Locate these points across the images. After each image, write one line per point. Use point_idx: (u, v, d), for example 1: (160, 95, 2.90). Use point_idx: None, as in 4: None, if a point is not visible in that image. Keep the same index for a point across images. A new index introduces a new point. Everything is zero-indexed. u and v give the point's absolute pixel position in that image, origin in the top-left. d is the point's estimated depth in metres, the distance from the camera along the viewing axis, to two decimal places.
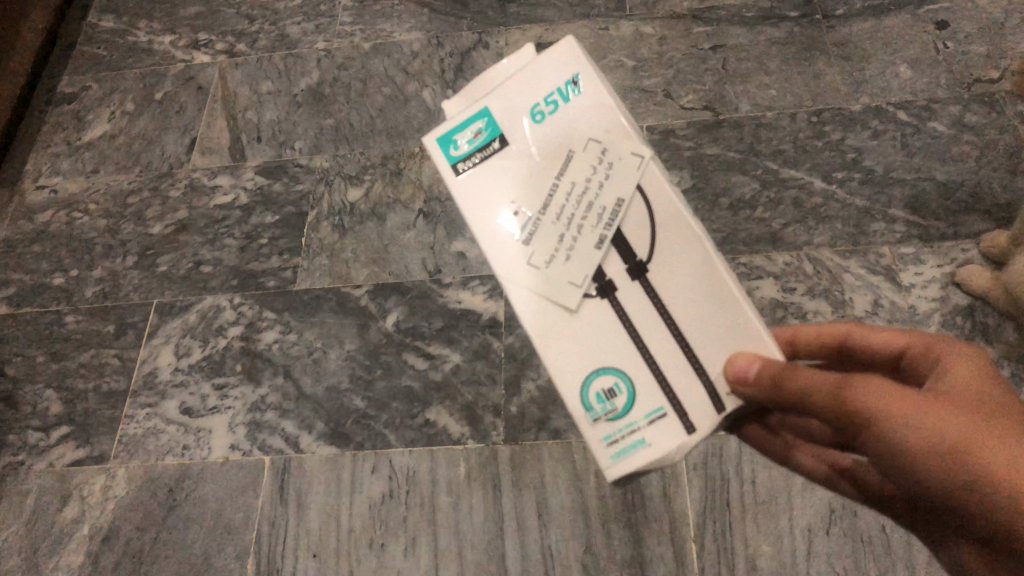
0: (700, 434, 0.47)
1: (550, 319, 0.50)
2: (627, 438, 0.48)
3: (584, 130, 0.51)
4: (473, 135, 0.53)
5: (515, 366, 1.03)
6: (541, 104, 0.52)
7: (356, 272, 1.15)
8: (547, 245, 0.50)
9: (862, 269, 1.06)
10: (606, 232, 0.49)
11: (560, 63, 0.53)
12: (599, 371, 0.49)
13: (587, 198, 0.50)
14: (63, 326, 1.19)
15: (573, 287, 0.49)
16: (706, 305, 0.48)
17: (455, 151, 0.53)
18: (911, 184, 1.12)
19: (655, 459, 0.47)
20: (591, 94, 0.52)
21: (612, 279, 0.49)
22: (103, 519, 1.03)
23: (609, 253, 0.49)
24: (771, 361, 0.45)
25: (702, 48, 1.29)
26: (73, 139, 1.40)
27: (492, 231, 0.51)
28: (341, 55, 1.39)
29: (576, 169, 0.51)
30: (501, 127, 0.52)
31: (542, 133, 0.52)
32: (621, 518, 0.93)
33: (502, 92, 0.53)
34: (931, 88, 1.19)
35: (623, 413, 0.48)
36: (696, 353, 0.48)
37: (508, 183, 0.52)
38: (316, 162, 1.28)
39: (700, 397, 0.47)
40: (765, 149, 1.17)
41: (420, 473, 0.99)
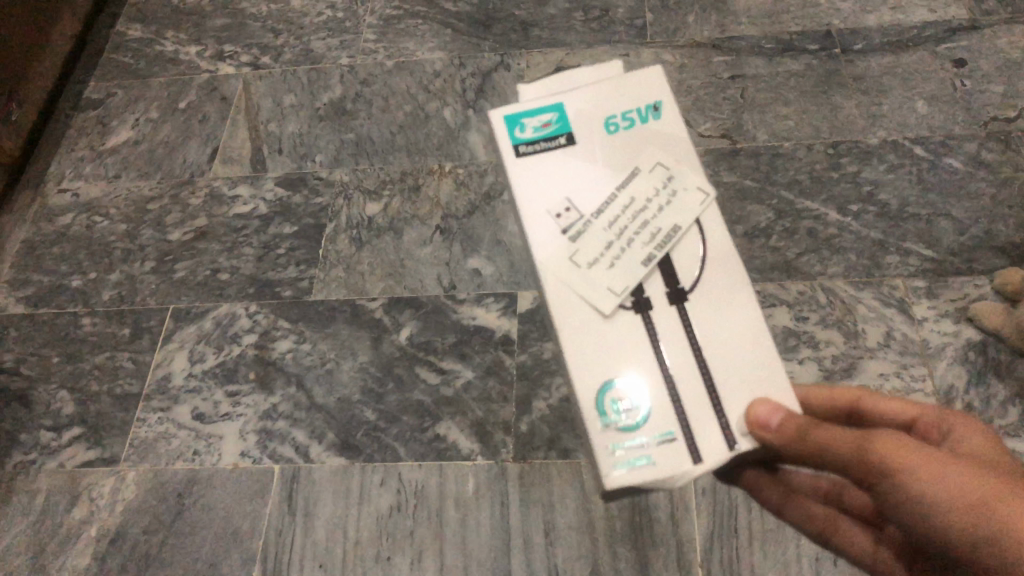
0: (703, 465, 0.54)
1: (586, 318, 0.57)
2: (634, 452, 0.54)
3: (653, 156, 0.61)
4: (544, 124, 0.63)
5: (526, 384, 1.04)
6: (618, 117, 0.63)
7: (371, 286, 1.16)
8: (593, 248, 0.58)
9: (876, 301, 1.07)
10: (655, 252, 0.58)
11: (642, 93, 0.64)
12: (620, 381, 0.55)
13: (643, 218, 0.59)
14: (80, 328, 1.20)
15: (612, 294, 0.57)
16: (735, 341, 0.56)
17: (523, 133, 0.63)
18: (926, 219, 1.12)
19: (656, 477, 0.53)
20: (665, 122, 0.63)
21: (650, 296, 0.57)
22: (111, 520, 1.03)
23: (654, 271, 0.58)
24: (793, 416, 0.52)
25: (721, 77, 1.30)
26: (97, 144, 1.42)
27: (546, 218, 0.60)
28: (364, 72, 1.41)
29: (638, 189, 0.60)
30: (572, 127, 0.63)
31: (613, 142, 0.62)
32: (628, 540, 0.93)
33: (583, 99, 0.64)
34: (948, 125, 1.20)
35: (635, 427, 0.54)
36: (718, 389, 0.55)
37: (569, 182, 0.61)
38: (335, 176, 1.29)
39: (711, 427, 0.54)
40: (781, 179, 1.18)
41: (428, 487, 0.99)
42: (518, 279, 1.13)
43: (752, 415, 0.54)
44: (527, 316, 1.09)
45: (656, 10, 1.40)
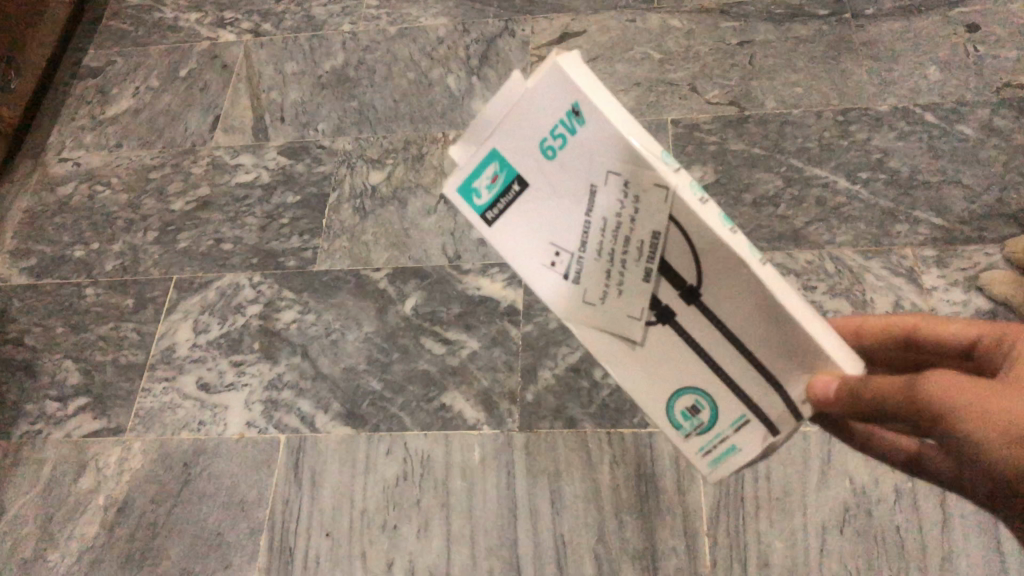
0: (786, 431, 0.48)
1: (620, 350, 0.48)
2: (719, 446, 0.49)
3: (600, 163, 0.43)
4: (492, 178, 0.46)
5: (532, 354, 1.03)
6: (548, 137, 0.43)
7: (376, 255, 1.15)
8: (596, 282, 0.46)
9: (884, 270, 1.06)
10: (651, 265, 0.44)
11: (549, 89, 0.42)
12: (677, 392, 0.49)
13: (624, 234, 0.44)
14: (83, 298, 1.19)
15: (634, 321, 0.47)
16: (765, 328, 0.45)
17: (480, 200, 0.47)
18: (936, 187, 1.11)
19: (750, 459, 0.49)
20: (596, 123, 0.42)
21: (667, 306, 0.46)
22: (119, 490, 1.03)
23: (659, 283, 0.45)
24: (846, 380, 0.44)
25: (729, 43, 1.28)
26: (97, 113, 1.40)
27: (538, 277, 0.48)
28: (366, 39, 1.39)
29: (607, 206, 0.44)
30: (516, 168, 0.45)
31: (559, 170, 0.44)
32: (635, 509, 0.93)
33: (505, 129, 0.44)
34: (959, 91, 1.18)
35: (710, 425, 0.49)
36: (768, 369, 0.46)
37: (540, 225, 0.46)
38: (338, 145, 1.28)
39: (778, 404, 0.47)
40: (790, 147, 1.17)
41: (434, 457, 0.99)
42: None
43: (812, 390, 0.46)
44: (532, 286, 1.08)
45: None
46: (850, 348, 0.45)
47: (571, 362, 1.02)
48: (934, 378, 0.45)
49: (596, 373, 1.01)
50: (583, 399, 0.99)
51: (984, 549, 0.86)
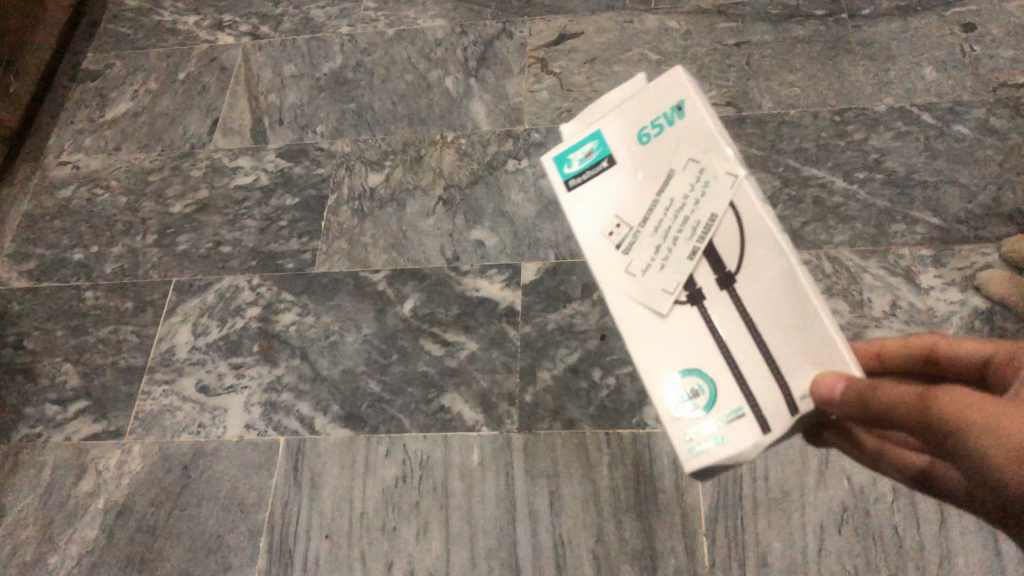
0: (775, 433, 0.50)
1: (645, 321, 0.54)
2: (706, 435, 0.51)
3: (683, 152, 0.55)
4: (587, 154, 0.59)
5: (531, 355, 1.04)
6: (647, 127, 0.57)
7: (375, 257, 1.15)
8: (643, 255, 0.55)
9: (881, 270, 1.06)
10: (698, 244, 0.53)
11: (664, 93, 0.57)
12: (684, 371, 0.53)
13: (683, 214, 0.54)
14: (83, 301, 1.20)
15: (665, 294, 0.53)
16: (788, 316, 0.52)
17: (570, 168, 0.60)
18: (933, 187, 1.11)
19: (731, 455, 0.51)
20: (692, 119, 0.56)
21: (702, 287, 0.53)
22: (118, 492, 1.03)
23: (701, 264, 0.53)
24: (853, 381, 0.48)
25: (727, 44, 1.28)
26: (96, 116, 1.41)
27: (595, 241, 0.57)
28: (364, 41, 1.39)
29: (675, 188, 0.55)
30: (610, 148, 0.58)
31: (646, 154, 0.57)
32: (633, 509, 0.93)
33: (614, 117, 0.59)
34: (956, 91, 1.19)
35: (705, 411, 0.52)
36: (777, 360, 0.51)
37: (613, 200, 0.57)
38: (337, 147, 1.28)
39: (776, 397, 0.50)
40: (787, 148, 1.17)
41: (433, 458, 0.99)
42: (522, 250, 1.12)
43: (817, 390, 0.50)
44: (530, 287, 1.08)
45: None
46: (853, 364, 0.51)
47: (569, 363, 1.02)
48: (950, 393, 0.42)
49: (595, 374, 1.01)
50: (582, 399, 1.00)
51: (981, 548, 0.86)
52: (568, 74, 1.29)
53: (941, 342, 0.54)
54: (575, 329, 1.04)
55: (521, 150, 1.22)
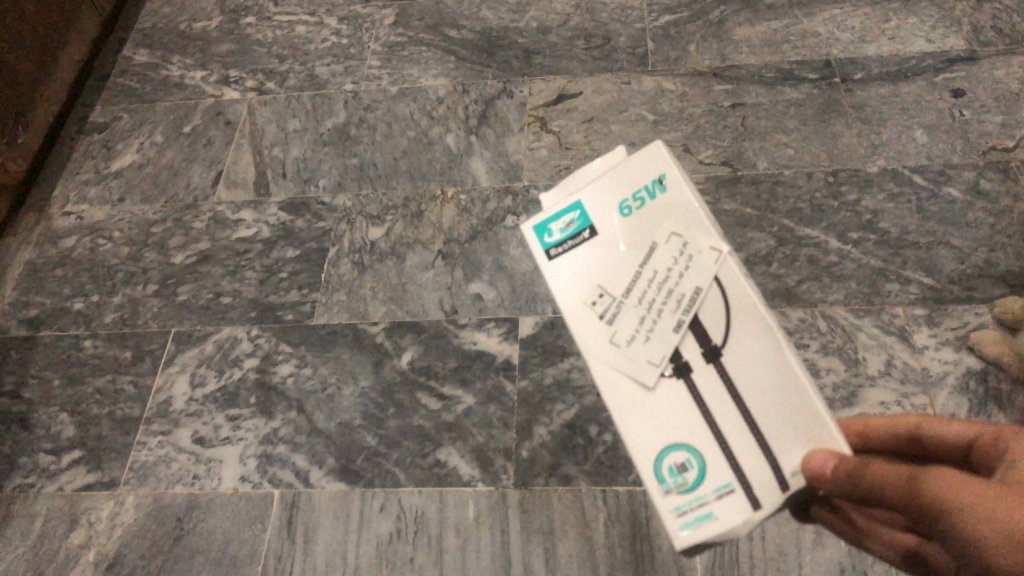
0: (766, 509, 0.50)
1: (629, 393, 0.53)
2: (696, 510, 0.51)
3: (667, 225, 0.56)
4: (567, 224, 0.59)
5: (527, 410, 1.04)
6: (629, 200, 0.58)
7: (374, 310, 1.16)
8: (628, 326, 0.54)
9: (876, 329, 1.07)
10: (684, 316, 0.53)
11: (646, 166, 0.58)
12: (671, 446, 0.52)
13: (668, 286, 0.54)
14: (81, 351, 1.20)
15: (652, 366, 0.53)
16: (775, 390, 0.52)
17: (549, 238, 0.59)
18: (926, 247, 1.13)
19: (722, 531, 0.50)
20: (675, 194, 0.57)
21: (688, 360, 0.53)
22: (110, 545, 1.02)
23: (687, 337, 0.53)
24: (845, 458, 0.49)
25: (722, 105, 1.31)
26: (101, 168, 1.43)
27: (580, 310, 0.56)
28: (367, 98, 1.42)
29: (659, 260, 0.55)
30: (592, 219, 0.58)
31: (629, 226, 0.57)
32: (629, 568, 0.92)
33: (595, 188, 0.59)
34: (946, 154, 1.21)
35: (694, 486, 0.51)
36: (767, 437, 0.51)
37: (597, 270, 0.57)
38: (338, 201, 1.30)
39: (764, 471, 0.51)
40: (781, 207, 1.19)
41: (428, 513, 0.99)
42: (520, 304, 1.13)
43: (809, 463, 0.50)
44: (528, 341, 1.09)
45: (658, 39, 1.42)
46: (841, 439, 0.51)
47: (566, 419, 1.02)
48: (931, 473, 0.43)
49: (592, 430, 1.01)
50: (578, 455, 1.00)
51: None
52: (567, 132, 1.32)
53: (926, 421, 0.55)
54: (572, 385, 1.05)
55: (520, 206, 1.24)
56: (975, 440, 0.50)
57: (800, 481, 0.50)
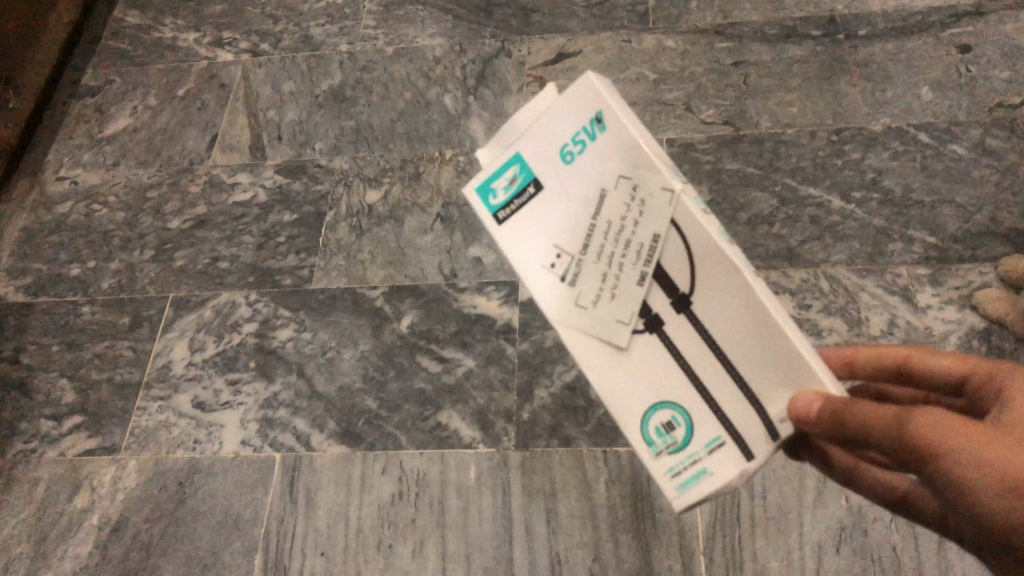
0: (760, 461, 0.45)
1: (603, 358, 0.49)
2: (689, 469, 0.47)
3: (615, 167, 0.49)
4: (509, 181, 0.53)
5: (528, 372, 1.04)
6: (570, 143, 0.51)
7: (372, 274, 1.15)
8: (591, 284, 0.50)
9: (878, 289, 1.06)
10: (646, 268, 0.48)
11: (582, 102, 0.51)
12: (656, 406, 0.48)
13: (625, 236, 0.49)
14: (79, 317, 1.19)
15: (621, 325, 0.48)
16: (751, 338, 0.45)
17: (494, 199, 0.54)
18: (930, 206, 1.12)
19: (718, 489, 0.46)
20: (616, 128, 0.49)
21: (657, 313, 0.47)
22: (112, 509, 1.02)
23: (653, 288, 0.48)
24: (832, 399, 0.43)
25: (724, 63, 1.29)
26: (95, 132, 1.41)
27: (538, 273, 0.52)
28: (363, 59, 1.40)
29: (610, 209, 0.49)
30: (534, 173, 0.52)
31: (575, 174, 0.51)
32: (631, 528, 0.92)
33: (532, 136, 0.52)
34: (952, 111, 1.19)
35: (684, 445, 0.47)
36: (752, 388, 0.46)
37: (549, 227, 0.52)
38: (335, 164, 1.28)
39: (754, 425, 0.45)
40: (784, 167, 1.18)
41: (430, 475, 0.99)
42: None
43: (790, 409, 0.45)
44: (528, 304, 1.08)
45: None
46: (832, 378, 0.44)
47: (567, 380, 1.02)
48: (926, 414, 0.41)
49: (592, 391, 1.01)
50: (579, 417, 1.00)
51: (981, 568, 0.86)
52: None
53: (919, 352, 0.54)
54: None
55: None
56: (970, 377, 0.49)
57: (790, 429, 0.45)
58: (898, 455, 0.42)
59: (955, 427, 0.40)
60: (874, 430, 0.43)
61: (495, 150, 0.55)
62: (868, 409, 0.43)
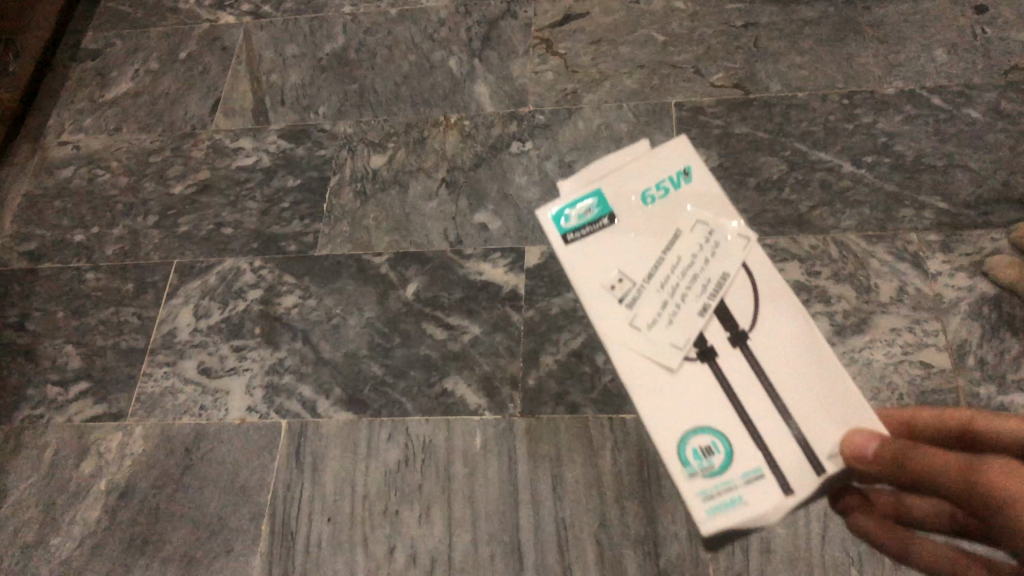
0: (797, 496, 0.70)
1: (661, 375, 0.77)
2: (723, 496, 0.71)
3: (696, 217, 0.85)
4: (585, 212, 0.87)
5: (534, 339, 1.03)
6: (655, 189, 0.87)
7: (377, 240, 1.15)
8: (650, 311, 0.80)
9: (889, 256, 1.05)
10: (709, 301, 0.79)
11: (670, 163, 0.89)
12: (697, 431, 0.74)
13: (693, 272, 0.81)
14: (84, 283, 1.19)
15: (676, 349, 0.77)
16: (798, 368, 0.75)
17: (567, 224, 0.87)
18: (942, 171, 1.10)
19: (743, 520, 0.70)
20: (698, 183, 0.87)
21: (713, 345, 0.77)
22: (120, 474, 1.03)
23: (710, 320, 0.78)
24: (887, 445, 0.64)
25: (734, 25, 1.27)
26: (96, 96, 1.39)
27: (602, 293, 0.83)
28: (367, 21, 1.38)
29: (682, 246, 0.83)
30: (609, 210, 0.87)
31: (652, 211, 0.86)
32: (637, 494, 0.93)
33: (612, 181, 0.89)
34: (967, 73, 1.17)
35: (720, 471, 0.72)
36: (793, 410, 0.73)
37: (622, 258, 0.84)
38: (339, 128, 1.27)
39: (796, 468, 0.70)
40: (794, 131, 1.16)
41: (435, 442, 0.99)
42: (526, 234, 1.11)
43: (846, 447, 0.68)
44: (534, 271, 1.08)
45: None
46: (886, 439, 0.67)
47: (573, 347, 1.02)
48: (991, 465, 0.53)
49: (598, 358, 1.01)
50: (585, 384, 0.99)
51: None
52: (574, 55, 1.28)
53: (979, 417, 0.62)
54: (578, 313, 1.04)
55: (526, 132, 1.21)
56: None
57: (835, 465, 0.70)
58: (961, 499, 0.55)
59: (1007, 473, 0.52)
60: (936, 473, 0.56)
61: (579, 183, 0.91)
62: (929, 460, 0.57)
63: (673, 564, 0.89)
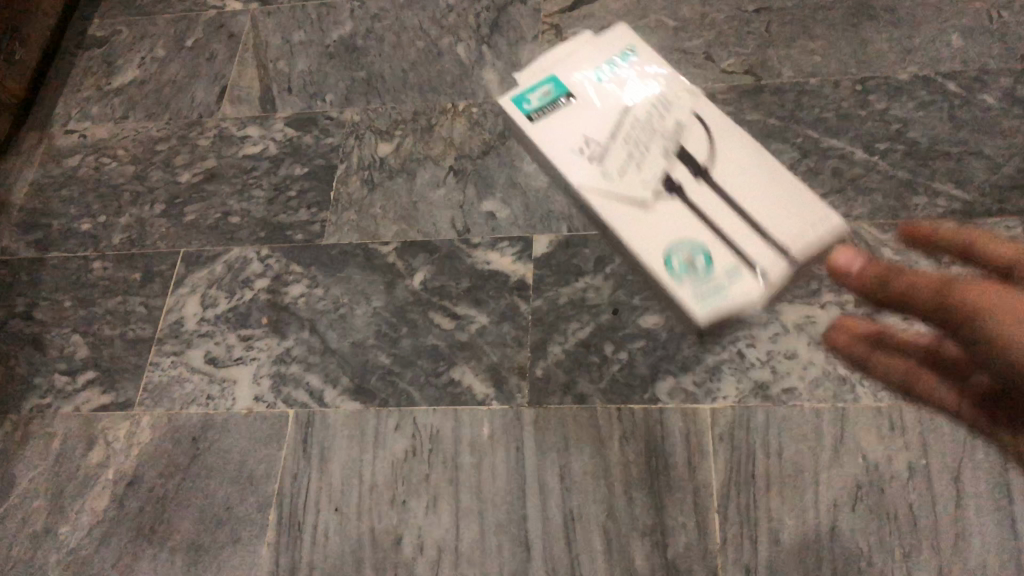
0: (776, 284, 0.62)
1: (637, 215, 0.67)
2: (714, 286, 0.63)
3: (649, 166, 0.69)
4: (543, 95, 0.77)
5: (542, 329, 1.02)
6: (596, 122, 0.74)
7: (384, 229, 1.14)
8: (614, 159, 0.70)
9: (901, 244, 1.03)
10: (660, 160, 0.69)
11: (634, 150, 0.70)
12: (677, 246, 0.65)
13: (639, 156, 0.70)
14: (91, 272, 1.19)
15: (642, 185, 0.68)
16: (744, 197, 0.67)
17: (529, 106, 0.77)
18: (956, 158, 1.08)
19: (733, 306, 0.62)
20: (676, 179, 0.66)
21: (672, 180, 0.67)
22: (128, 463, 1.03)
23: (666, 164, 0.68)
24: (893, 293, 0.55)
25: (745, 10, 1.26)
26: (103, 84, 1.39)
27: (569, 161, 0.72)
28: (374, 8, 1.37)
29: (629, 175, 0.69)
30: (563, 91, 0.77)
31: (608, 167, 0.70)
32: (645, 486, 0.92)
33: (557, 134, 0.74)
34: (983, 58, 1.15)
35: (704, 272, 0.63)
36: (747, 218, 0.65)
37: (572, 129, 0.74)
38: (346, 116, 1.26)
39: (762, 249, 0.63)
40: (806, 117, 1.14)
41: (442, 432, 0.98)
42: (534, 222, 1.11)
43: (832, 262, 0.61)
44: (542, 260, 1.07)
45: None
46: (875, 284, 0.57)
47: (581, 337, 1.01)
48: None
49: (606, 348, 1.00)
50: (593, 374, 0.99)
51: (999, 529, 0.85)
52: None
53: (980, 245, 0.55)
54: (586, 303, 1.03)
55: None
56: None
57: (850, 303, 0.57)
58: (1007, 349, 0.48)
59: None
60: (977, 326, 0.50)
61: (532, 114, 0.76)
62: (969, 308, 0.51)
63: (682, 556, 0.88)
